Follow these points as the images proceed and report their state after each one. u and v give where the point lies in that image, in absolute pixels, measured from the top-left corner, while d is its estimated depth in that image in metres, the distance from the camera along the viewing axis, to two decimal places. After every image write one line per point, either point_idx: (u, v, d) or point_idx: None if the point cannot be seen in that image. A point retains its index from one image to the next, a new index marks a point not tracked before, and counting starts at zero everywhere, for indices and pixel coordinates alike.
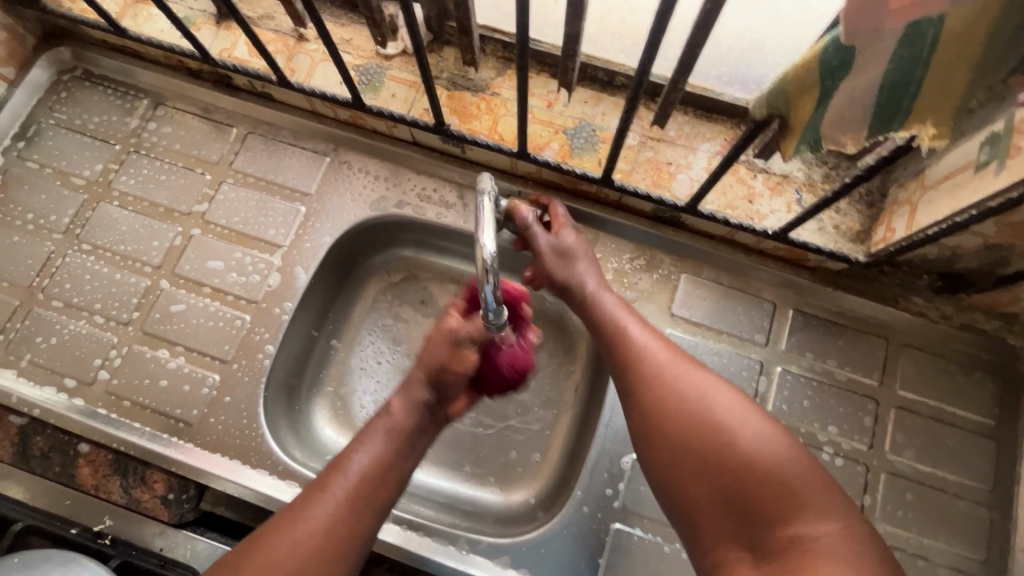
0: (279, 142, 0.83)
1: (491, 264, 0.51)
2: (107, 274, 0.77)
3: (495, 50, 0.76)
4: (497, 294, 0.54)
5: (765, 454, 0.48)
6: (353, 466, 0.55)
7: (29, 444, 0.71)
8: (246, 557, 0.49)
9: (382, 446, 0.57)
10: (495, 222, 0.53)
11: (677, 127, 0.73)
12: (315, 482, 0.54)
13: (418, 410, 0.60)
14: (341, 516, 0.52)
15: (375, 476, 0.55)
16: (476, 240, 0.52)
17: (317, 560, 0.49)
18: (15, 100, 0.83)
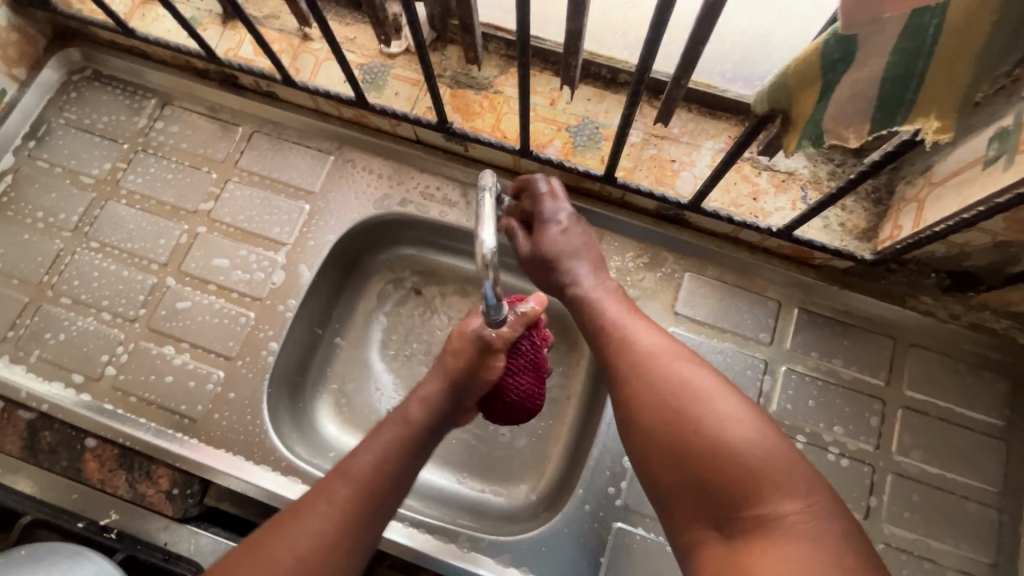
0: (284, 141, 0.84)
1: (491, 259, 0.51)
2: (114, 272, 0.78)
3: (497, 48, 0.76)
4: (497, 290, 0.54)
5: (735, 433, 0.48)
6: (357, 473, 0.53)
7: (37, 438, 0.72)
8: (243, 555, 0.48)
9: (389, 452, 0.56)
10: (495, 219, 0.53)
11: (680, 124, 0.73)
12: (317, 488, 0.53)
13: (432, 419, 0.59)
14: (342, 523, 0.51)
15: (380, 484, 0.54)
16: (476, 236, 0.52)
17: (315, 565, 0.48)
18: (26, 100, 0.85)
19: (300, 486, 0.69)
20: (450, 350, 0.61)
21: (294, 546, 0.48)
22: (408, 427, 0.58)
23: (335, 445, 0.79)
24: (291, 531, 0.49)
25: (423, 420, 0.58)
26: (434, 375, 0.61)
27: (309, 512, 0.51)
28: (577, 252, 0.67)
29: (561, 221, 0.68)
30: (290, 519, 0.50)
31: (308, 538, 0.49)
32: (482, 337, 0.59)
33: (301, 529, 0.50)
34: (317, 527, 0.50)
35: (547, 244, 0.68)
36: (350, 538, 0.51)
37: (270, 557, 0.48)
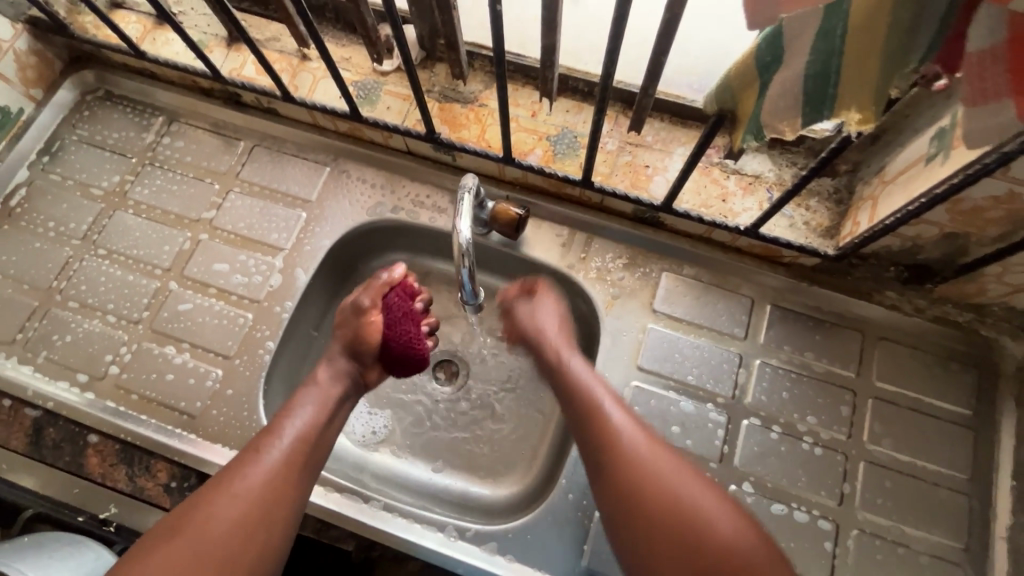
0: (283, 153, 0.89)
1: (467, 249, 0.60)
2: (121, 277, 0.82)
3: (482, 65, 0.81)
4: (473, 277, 0.63)
5: (741, 546, 0.53)
6: (288, 434, 0.61)
7: (42, 435, 0.74)
8: (190, 513, 0.55)
9: (315, 413, 0.64)
10: (472, 213, 0.61)
11: (654, 132, 0.78)
12: (251, 448, 0.59)
13: (342, 379, 0.68)
14: (278, 478, 0.58)
15: (308, 442, 0.61)
16: (454, 227, 0.60)
17: (249, 521, 0.55)
18: (41, 118, 0.90)
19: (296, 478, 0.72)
20: (338, 330, 0.72)
21: (229, 507, 0.55)
22: (327, 389, 0.66)
23: None
24: (229, 486, 0.56)
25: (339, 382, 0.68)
26: (339, 346, 0.70)
27: (241, 472, 0.57)
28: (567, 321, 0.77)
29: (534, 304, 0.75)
30: (230, 477, 0.57)
31: (247, 494, 0.56)
32: (357, 303, 0.72)
33: (236, 483, 0.56)
34: (254, 481, 0.57)
35: (567, 313, 0.76)
36: (286, 491, 0.58)
37: (216, 519, 0.54)
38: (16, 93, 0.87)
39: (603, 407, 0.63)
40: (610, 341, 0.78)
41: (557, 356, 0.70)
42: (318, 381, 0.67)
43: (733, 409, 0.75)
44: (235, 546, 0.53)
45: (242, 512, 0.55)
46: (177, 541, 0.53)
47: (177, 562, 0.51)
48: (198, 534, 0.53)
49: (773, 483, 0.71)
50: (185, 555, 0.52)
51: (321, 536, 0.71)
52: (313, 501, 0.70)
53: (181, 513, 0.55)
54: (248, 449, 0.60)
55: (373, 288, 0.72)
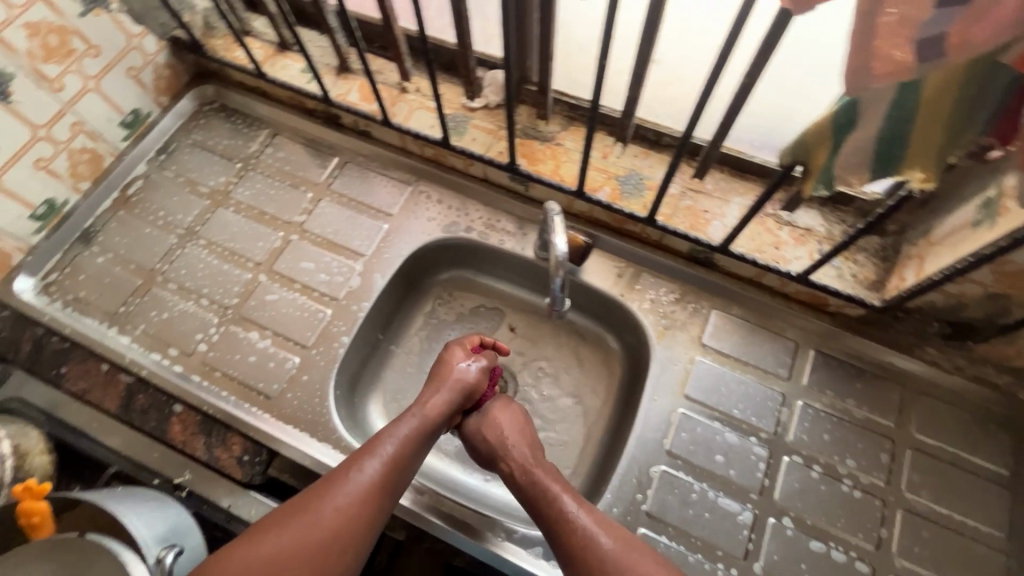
0: (371, 171, 0.99)
1: (562, 259, 0.70)
2: (217, 265, 0.91)
3: (562, 110, 0.89)
4: (562, 283, 0.76)
5: None
6: (383, 457, 0.64)
7: (132, 400, 0.81)
8: (292, 514, 0.59)
9: (409, 439, 0.67)
10: (564, 228, 0.71)
11: (714, 182, 0.85)
12: (349, 463, 0.63)
13: (442, 414, 0.71)
14: (370, 499, 0.61)
15: (399, 469, 0.64)
16: (551, 241, 0.70)
17: (338, 535, 0.58)
18: (164, 121, 1.02)
19: None
20: (450, 370, 0.75)
21: (324, 520, 0.58)
22: (424, 415, 0.69)
23: None
24: (330, 496, 0.60)
25: (440, 413, 0.70)
26: (447, 381, 0.73)
27: (343, 486, 0.61)
28: (522, 441, 0.73)
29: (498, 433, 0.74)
30: (328, 487, 0.61)
31: (344, 509, 0.59)
32: (480, 367, 0.77)
33: (337, 496, 0.60)
34: (350, 498, 0.60)
35: (529, 448, 0.73)
36: (374, 511, 0.61)
37: (312, 527, 0.58)
38: (149, 99, 0.99)
39: (574, 522, 0.62)
40: (659, 369, 0.83)
41: (525, 470, 0.69)
42: (419, 408, 0.70)
43: (774, 445, 0.78)
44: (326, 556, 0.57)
45: (336, 525, 0.58)
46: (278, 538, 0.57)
47: (275, 558, 0.56)
48: (298, 536, 0.57)
49: (812, 520, 0.74)
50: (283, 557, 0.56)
51: None
52: None
53: (282, 510, 0.60)
54: (347, 460, 0.64)
55: (481, 365, 0.77)
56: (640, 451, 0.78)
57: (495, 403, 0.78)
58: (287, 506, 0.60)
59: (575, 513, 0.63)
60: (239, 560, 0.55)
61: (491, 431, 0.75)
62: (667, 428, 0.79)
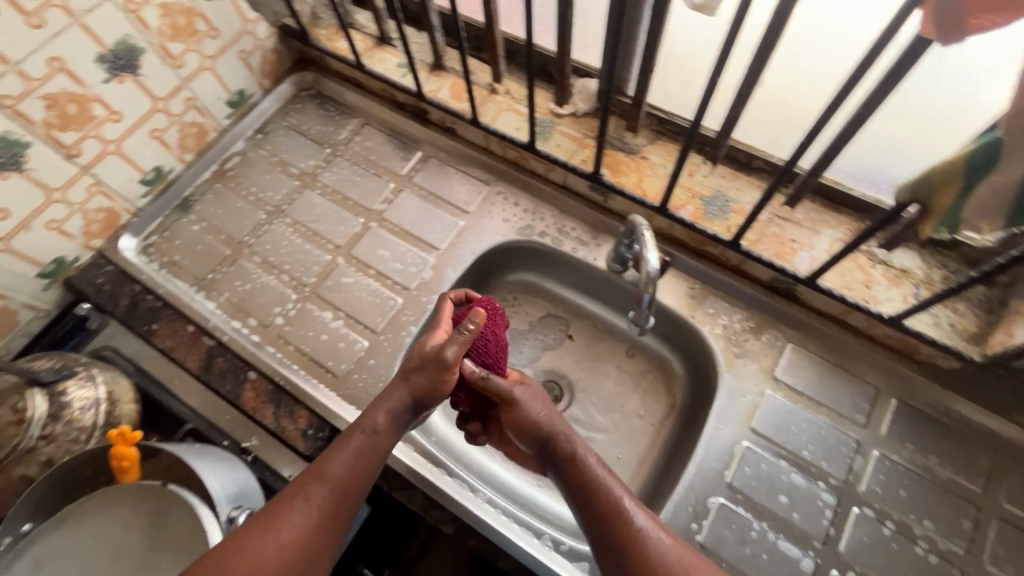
0: (452, 168, 1.00)
1: (653, 275, 0.70)
2: (300, 244, 0.95)
3: (651, 123, 0.88)
4: (651, 300, 0.74)
5: None
6: (329, 484, 0.59)
7: (212, 362, 0.85)
8: (228, 554, 0.53)
9: (357, 461, 0.61)
10: (655, 243, 0.71)
11: (805, 211, 0.82)
12: (291, 492, 0.58)
13: (396, 428, 0.65)
14: (316, 532, 0.56)
15: (348, 495, 0.59)
16: (643, 255, 0.70)
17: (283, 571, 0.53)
18: (264, 103, 1.07)
19: (415, 452, 0.79)
20: (411, 370, 0.67)
21: (264, 558, 0.53)
22: (378, 432, 0.63)
23: (438, 431, 0.89)
24: (271, 533, 0.55)
25: (397, 426, 0.65)
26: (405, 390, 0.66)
27: (285, 519, 0.56)
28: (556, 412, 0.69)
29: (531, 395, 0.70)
30: (268, 523, 0.55)
31: (283, 546, 0.54)
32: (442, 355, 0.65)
33: (279, 531, 0.55)
34: (295, 532, 0.55)
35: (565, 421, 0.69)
36: (322, 544, 0.56)
37: (249, 568, 0.52)
38: (254, 81, 1.05)
39: (625, 509, 0.59)
40: (725, 399, 0.80)
41: (568, 449, 0.64)
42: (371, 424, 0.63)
43: (844, 493, 0.74)
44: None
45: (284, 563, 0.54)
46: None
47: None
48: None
49: None
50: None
51: (425, 514, 0.77)
52: (428, 478, 0.76)
53: (218, 552, 0.53)
54: (290, 488, 0.59)
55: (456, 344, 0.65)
56: (698, 479, 0.76)
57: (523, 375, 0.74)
58: (224, 547, 0.54)
59: (631, 510, 0.59)
60: None
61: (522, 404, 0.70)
62: (729, 460, 0.76)
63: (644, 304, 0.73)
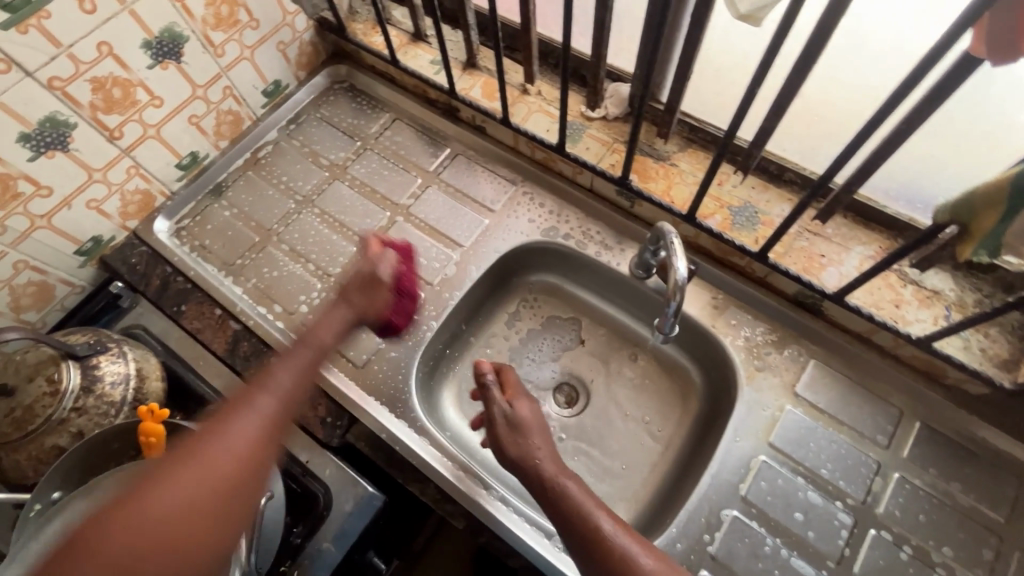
0: (479, 166, 1.01)
1: (682, 284, 0.70)
2: (327, 234, 0.97)
3: (683, 131, 0.88)
4: (677, 309, 0.73)
5: None
6: (275, 397, 0.60)
7: (237, 346, 0.87)
8: (185, 454, 0.51)
9: (300, 373, 0.64)
10: (684, 253, 0.71)
11: (835, 227, 0.81)
12: (237, 400, 0.58)
13: (328, 345, 0.71)
14: (272, 428, 0.57)
15: (292, 406, 0.61)
16: (672, 263, 0.70)
17: (247, 463, 0.52)
18: (299, 94, 1.09)
19: (430, 446, 0.80)
20: (352, 293, 0.76)
21: (229, 449, 0.52)
22: (315, 353, 0.68)
23: (452, 426, 0.90)
24: (228, 430, 0.54)
25: (329, 344, 0.71)
26: (335, 322, 0.73)
27: (240, 419, 0.55)
28: (541, 435, 0.70)
29: (517, 419, 0.71)
30: (217, 428, 0.54)
31: (245, 439, 0.54)
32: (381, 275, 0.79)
33: (236, 428, 0.54)
34: (249, 431, 0.55)
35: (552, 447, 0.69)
36: (277, 442, 0.57)
37: (211, 461, 0.51)
38: (290, 72, 1.07)
39: (609, 536, 0.58)
40: (744, 411, 0.79)
41: (548, 476, 0.65)
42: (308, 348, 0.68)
43: (861, 514, 0.73)
44: (238, 490, 0.51)
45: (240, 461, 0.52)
46: (171, 483, 0.48)
47: (180, 499, 0.47)
48: (204, 468, 0.50)
49: None
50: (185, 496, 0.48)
51: (437, 508, 0.78)
52: (442, 472, 0.77)
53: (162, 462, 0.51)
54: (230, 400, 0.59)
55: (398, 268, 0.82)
56: (712, 490, 0.75)
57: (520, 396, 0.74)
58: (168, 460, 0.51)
59: (615, 536, 0.58)
60: (134, 508, 0.46)
61: (513, 427, 0.71)
62: (746, 473, 0.76)
63: (670, 311, 0.73)
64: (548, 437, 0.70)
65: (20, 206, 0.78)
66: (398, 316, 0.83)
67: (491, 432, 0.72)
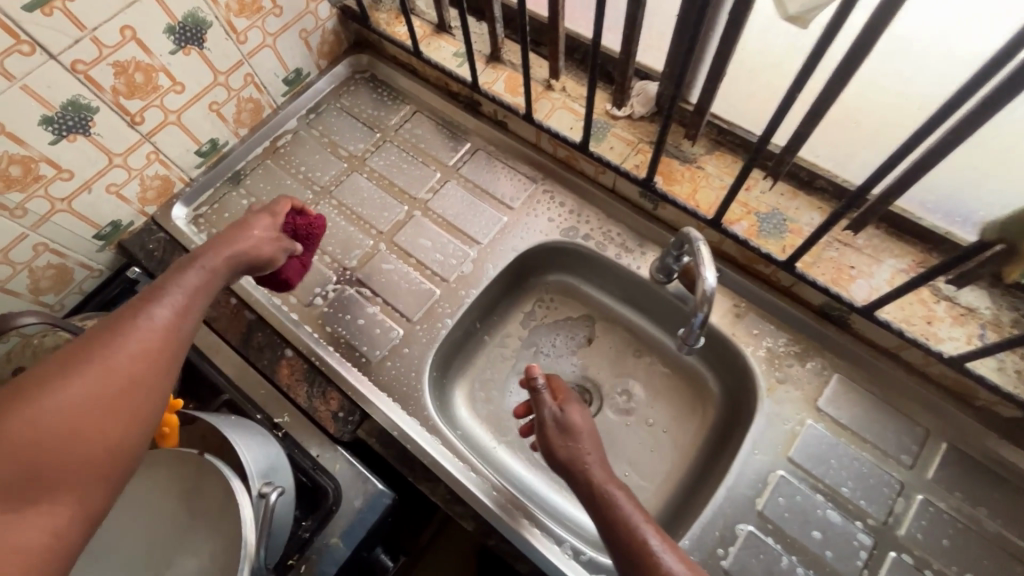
0: (499, 163, 0.99)
1: (709, 295, 0.67)
2: (344, 226, 0.96)
3: (711, 132, 0.85)
4: (703, 320, 0.70)
5: None
6: (167, 305, 0.56)
7: (251, 337, 0.87)
8: (56, 376, 0.45)
9: (188, 291, 0.58)
10: (713, 262, 0.68)
11: (867, 237, 0.78)
12: (118, 317, 0.52)
13: (229, 270, 0.65)
14: (160, 347, 0.52)
15: (192, 315, 0.58)
16: (700, 273, 0.67)
17: (134, 384, 0.49)
18: (319, 83, 1.08)
19: (441, 446, 0.79)
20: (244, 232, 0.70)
21: (111, 373, 0.48)
22: (220, 264, 0.64)
23: (463, 424, 0.90)
24: (107, 349, 0.49)
25: (225, 269, 0.65)
26: (244, 238, 0.69)
27: (121, 337, 0.50)
28: (593, 442, 0.69)
29: (569, 424, 0.70)
30: (100, 340, 0.49)
31: (129, 359, 0.49)
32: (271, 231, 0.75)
33: (117, 348, 0.49)
34: (138, 344, 0.50)
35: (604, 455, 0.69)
36: (166, 360, 0.52)
37: (89, 383, 0.46)
38: (311, 60, 1.05)
39: (655, 554, 0.57)
40: (764, 424, 0.77)
41: (597, 483, 0.65)
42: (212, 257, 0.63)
43: (882, 535, 0.71)
44: (138, 400, 0.48)
45: (141, 368, 0.50)
46: (65, 387, 0.45)
47: (70, 410, 0.44)
48: (81, 392, 0.45)
49: None
50: (82, 403, 0.45)
51: (446, 509, 0.77)
52: (452, 473, 0.76)
53: (47, 363, 0.46)
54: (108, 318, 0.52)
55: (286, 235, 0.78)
56: (728, 504, 0.73)
57: (571, 400, 0.73)
58: (55, 360, 0.47)
59: (661, 552, 0.57)
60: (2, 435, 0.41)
61: (564, 431, 0.70)
62: (763, 487, 0.74)
63: (696, 324, 0.71)
64: (600, 444, 0.70)
65: (41, 188, 0.78)
66: (288, 271, 0.81)
67: (539, 434, 0.72)
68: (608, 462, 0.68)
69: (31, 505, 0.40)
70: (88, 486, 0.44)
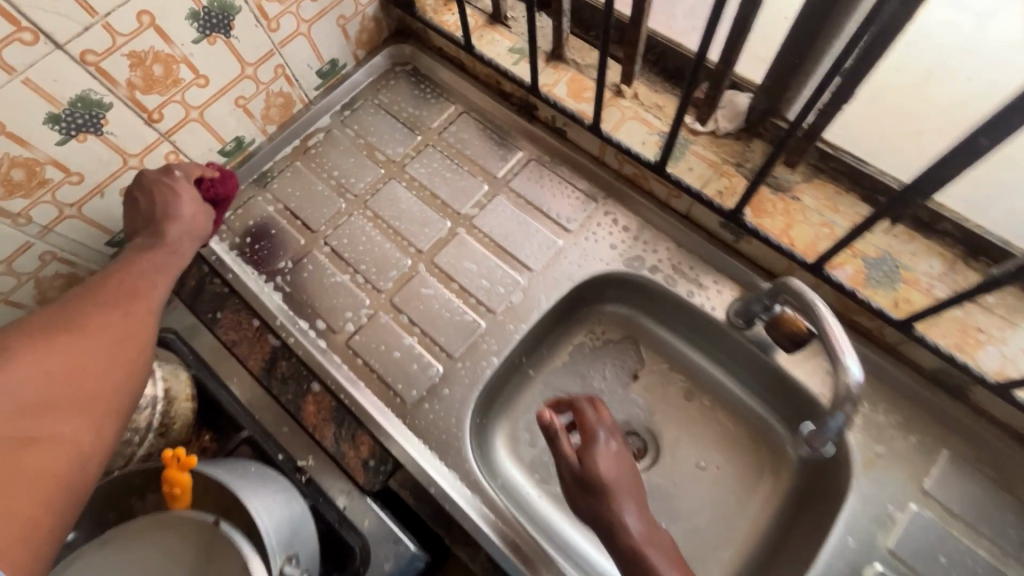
0: (555, 176, 0.88)
1: (853, 392, 0.57)
2: (379, 241, 0.86)
3: (811, 157, 0.73)
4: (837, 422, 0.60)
5: None
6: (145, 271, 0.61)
7: (274, 366, 0.78)
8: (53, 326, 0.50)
9: (160, 258, 0.64)
10: (851, 346, 0.58)
11: (999, 296, 0.67)
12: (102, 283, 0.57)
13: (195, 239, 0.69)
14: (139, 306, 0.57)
15: (167, 282, 0.63)
16: (841, 363, 0.57)
17: (125, 334, 0.53)
18: (356, 75, 0.97)
19: (481, 506, 0.70)
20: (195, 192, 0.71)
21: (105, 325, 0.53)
22: (192, 231, 0.69)
23: (504, 473, 0.80)
24: (92, 308, 0.53)
25: (195, 237, 0.69)
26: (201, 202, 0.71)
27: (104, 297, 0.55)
28: (622, 491, 0.58)
29: (587, 469, 0.60)
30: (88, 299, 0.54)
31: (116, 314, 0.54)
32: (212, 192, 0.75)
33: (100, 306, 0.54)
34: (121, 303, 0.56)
35: (638, 499, 0.59)
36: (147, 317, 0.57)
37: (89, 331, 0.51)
38: (349, 50, 0.94)
39: None
40: (858, 506, 0.66)
41: (631, 543, 0.55)
42: (170, 225, 0.67)
43: None
44: (129, 349, 0.53)
45: (130, 323, 0.55)
46: (65, 336, 0.50)
47: (71, 353, 0.49)
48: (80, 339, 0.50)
49: None
50: (79, 349, 0.49)
51: None
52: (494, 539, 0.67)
53: (43, 315, 0.51)
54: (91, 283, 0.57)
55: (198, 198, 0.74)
56: None
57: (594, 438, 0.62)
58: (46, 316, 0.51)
59: None
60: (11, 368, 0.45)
61: (584, 484, 0.59)
62: None
63: (831, 429, 0.60)
64: (632, 488, 0.59)
65: (47, 193, 0.69)
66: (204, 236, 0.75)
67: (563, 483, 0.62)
68: (642, 506, 0.58)
69: (51, 426, 0.44)
70: (99, 418, 0.48)
